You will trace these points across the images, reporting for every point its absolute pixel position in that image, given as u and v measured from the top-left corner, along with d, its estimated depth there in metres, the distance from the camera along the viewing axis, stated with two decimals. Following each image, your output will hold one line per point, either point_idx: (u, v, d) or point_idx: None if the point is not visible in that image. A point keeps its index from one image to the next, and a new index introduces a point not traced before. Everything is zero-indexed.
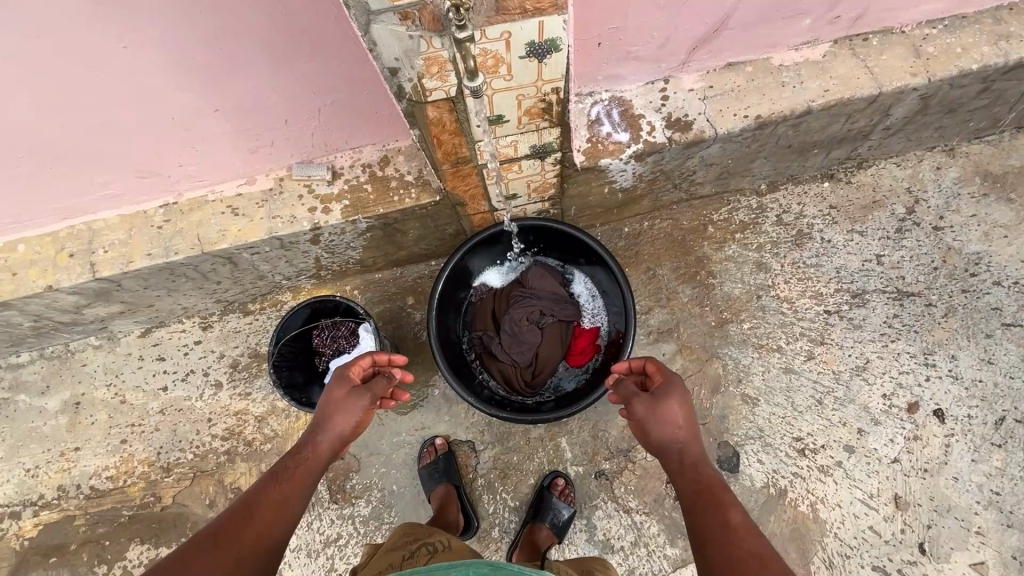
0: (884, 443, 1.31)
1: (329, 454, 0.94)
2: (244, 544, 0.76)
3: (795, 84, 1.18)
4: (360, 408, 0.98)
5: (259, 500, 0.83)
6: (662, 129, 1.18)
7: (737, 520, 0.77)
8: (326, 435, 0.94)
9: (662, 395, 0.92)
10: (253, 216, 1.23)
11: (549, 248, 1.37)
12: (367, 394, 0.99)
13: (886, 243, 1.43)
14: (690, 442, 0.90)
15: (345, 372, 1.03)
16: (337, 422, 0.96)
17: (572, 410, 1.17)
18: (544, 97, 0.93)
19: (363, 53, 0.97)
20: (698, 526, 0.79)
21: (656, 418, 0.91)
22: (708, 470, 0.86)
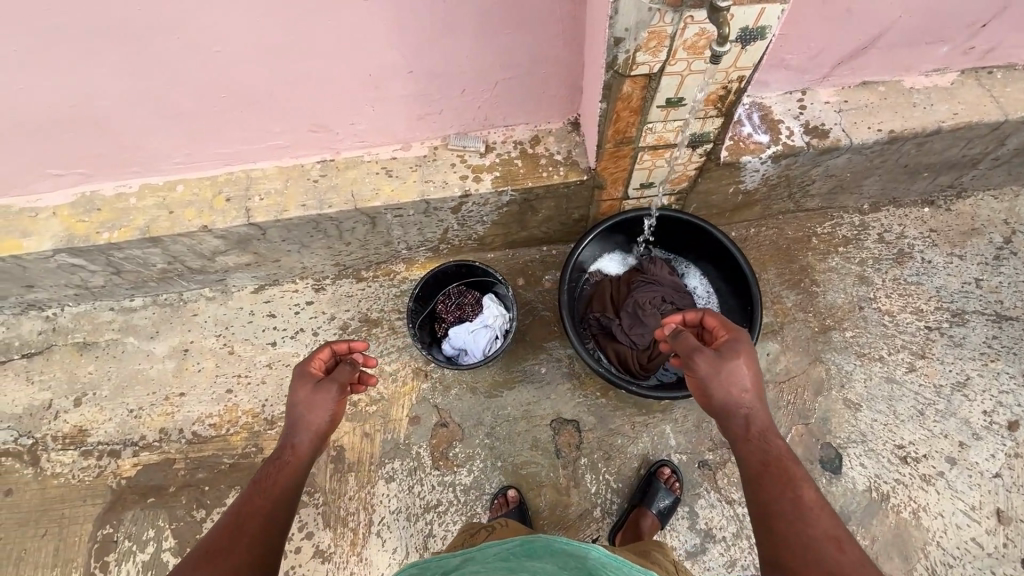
0: (986, 458, 1.34)
1: (309, 453, 0.95)
2: (236, 563, 0.77)
3: (925, 105, 1.27)
4: (331, 402, 0.98)
5: (241, 521, 0.83)
6: (800, 134, 1.27)
7: (807, 495, 0.80)
8: (302, 437, 0.95)
9: (729, 358, 0.92)
10: (406, 178, 1.30)
11: (670, 241, 1.44)
12: (334, 385, 0.99)
13: (985, 268, 1.50)
14: (755, 407, 0.90)
15: (305, 371, 1.03)
16: (311, 420, 0.96)
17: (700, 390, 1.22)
18: (727, 85, 1.01)
19: (561, 31, 1.06)
20: (764, 496, 0.82)
21: (724, 382, 0.91)
22: (775, 440, 0.88)
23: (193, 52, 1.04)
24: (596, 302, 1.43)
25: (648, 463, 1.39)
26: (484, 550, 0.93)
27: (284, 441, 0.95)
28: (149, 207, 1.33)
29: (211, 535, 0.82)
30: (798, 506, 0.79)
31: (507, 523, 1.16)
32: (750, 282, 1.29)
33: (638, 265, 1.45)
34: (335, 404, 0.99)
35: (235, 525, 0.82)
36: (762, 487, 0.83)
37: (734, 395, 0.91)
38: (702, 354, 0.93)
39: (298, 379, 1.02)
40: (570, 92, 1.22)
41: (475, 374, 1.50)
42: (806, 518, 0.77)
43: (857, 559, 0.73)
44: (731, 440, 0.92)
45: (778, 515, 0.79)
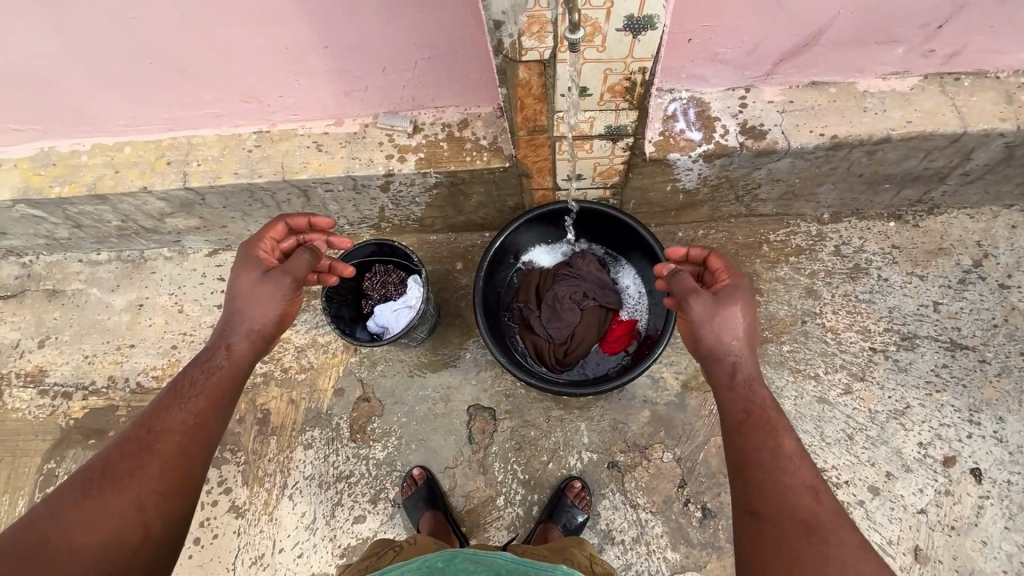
0: (913, 491, 1.27)
1: (248, 351, 0.94)
2: (148, 477, 0.78)
3: (877, 110, 1.18)
4: (284, 298, 0.96)
5: (158, 429, 0.82)
6: (735, 134, 1.20)
7: (786, 446, 0.80)
8: (239, 335, 0.94)
9: (724, 302, 0.92)
10: (334, 154, 1.32)
11: (603, 235, 1.40)
12: (288, 279, 0.96)
13: (946, 292, 1.40)
14: (744, 354, 0.90)
15: (252, 254, 1.01)
16: (253, 313, 0.95)
17: (600, 390, 1.20)
18: (630, 76, 0.97)
19: (469, 13, 1.04)
20: (743, 445, 0.82)
21: (716, 330, 0.91)
22: (760, 389, 0.88)
23: (112, 19, 1.05)
24: (521, 292, 1.41)
25: (558, 458, 1.39)
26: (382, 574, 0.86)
27: (222, 335, 0.94)
28: (98, 166, 1.40)
29: (127, 436, 0.82)
30: (776, 456, 0.79)
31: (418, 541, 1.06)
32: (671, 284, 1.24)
33: (569, 258, 1.42)
34: (283, 300, 0.97)
35: (155, 429, 0.82)
36: (743, 436, 0.83)
37: (723, 340, 0.91)
38: (698, 296, 0.93)
39: (247, 261, 1.00)
40: (494, 77, 1.21)
41: (401, 353, 1.52)
42: (786, 467, 0.78)
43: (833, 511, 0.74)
44: (713, 389, 0.92)
45: (755, 463, 0.79)
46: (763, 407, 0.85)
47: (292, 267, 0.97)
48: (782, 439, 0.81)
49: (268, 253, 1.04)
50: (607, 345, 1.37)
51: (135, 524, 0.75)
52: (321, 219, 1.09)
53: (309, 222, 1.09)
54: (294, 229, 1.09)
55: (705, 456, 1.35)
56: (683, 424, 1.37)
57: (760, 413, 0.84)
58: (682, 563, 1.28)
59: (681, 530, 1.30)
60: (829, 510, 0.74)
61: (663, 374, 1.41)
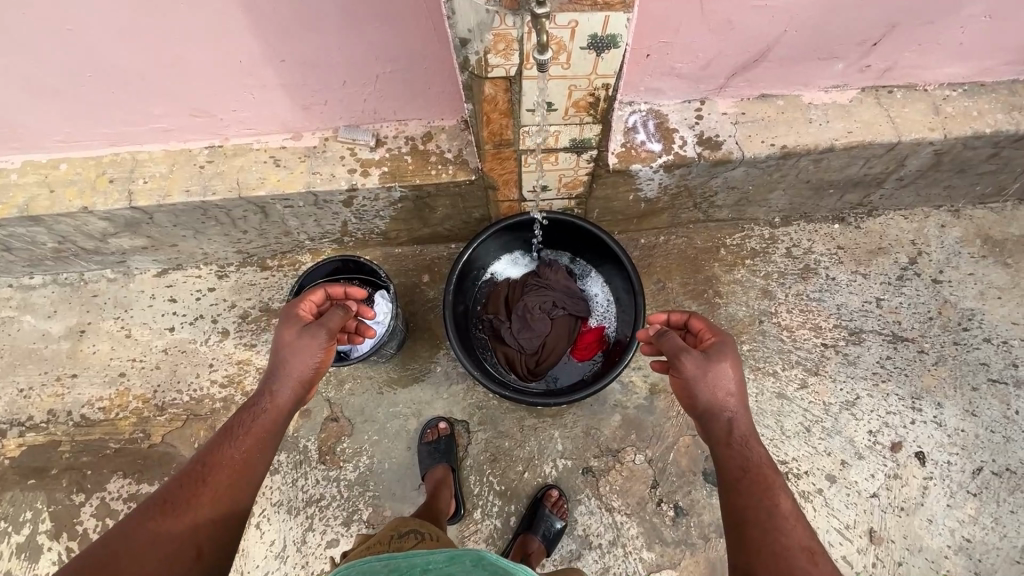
0: (865, 477, 1.35)
1: (290, 399, 0.96)
2: (200, 511, 0.81)
3: (821, 122, 1.26)
4: (319, 349, 1.00)
5: (215, 466, 0.86)
6: (693, 145, 1.25)
7: (781, 502, 0.85)
8: (285, 384, 0.96)
9: (716, 358, 0.98)
10: (294, 169, 1.28)
11: (571, 245, 1.42)
12: (322, 330, 1.01)
13: (887, 288, 1.50)
14: (739, 412, 0.96)
15: (295, 313, 1.04)
16: (293, 364, 0.98)
17: (572, 399, 1.21)
18: (594, 92, 0.99)
19: (430, 27, 1.03)
20: (742, 500, 0.86)
21: (710, 386, 0.97)
22: (755, 446, 0.93)
23: (46, 31, 0.98)
24: (490, 302, 1.41)
25: (533, 467, 1.39)
26: (408, 559, 0.92)
27: (266, 381, 0.97)
28: (30, 185, 1.29)
29: (183, 472, 0.85)
30: (773, 513, 0.83)
31: (439, 538, 1.09)
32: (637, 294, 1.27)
33: (537, 267, 1.43)
34: (322, 350, 1.00)
35: (212, 464, 0.86)
36: (740, 491, 0.88)
37: (718, 396, 0.96)
38: (690, 354, 0.98)
39: (290, 319, 1.04)
40: (457, 90, 1.20)
41: (369, 369, 1.48)
42: (781, 525, 0.82)
43: (827, 570, 0.78)
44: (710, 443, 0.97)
45: (752, 517, 0.84)
46: (758, 464, 0.90)
47: (329, 322, 1.03)
48: (776, 497, 0.85)
49: (308, 314, 1.08)
50: (576, 353, 1.39)
51: (189, 554, 0.78)
52: (355, 288, 1.16)
53: (344, 289, 1.16)
54: (332, 296, 1.15)
55: (675, 456, 1.39)
56: (653, 427, 1.41)
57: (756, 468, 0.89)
58: (657, 562, 1.31)
59: (655, 530, 1.34)
60: (824, 572, 0.76)
61: (632, 378, 1.45)
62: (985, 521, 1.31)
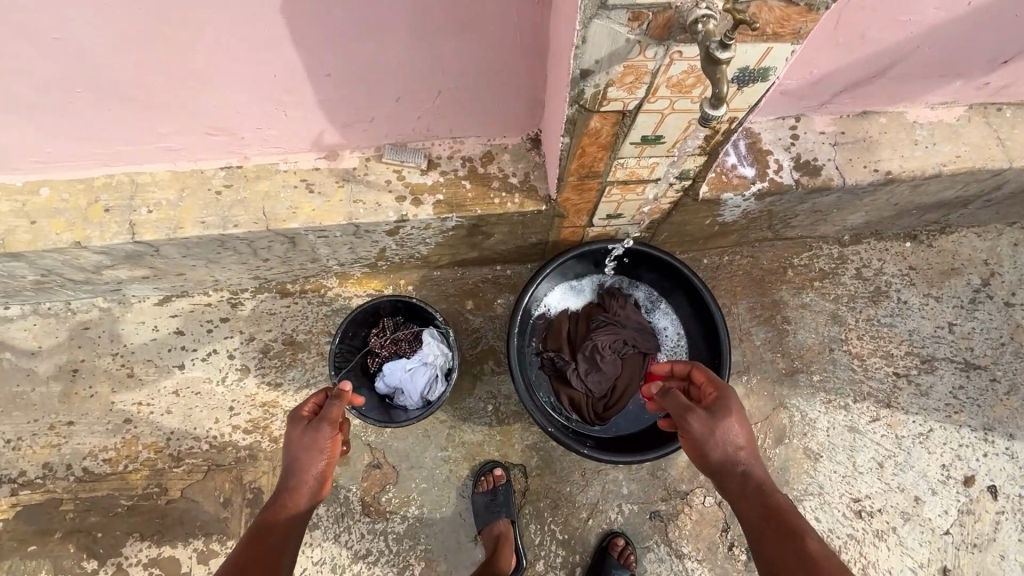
0: (939, 513, 1.31)
1: (305, 502, 0.85)
2: None
3: (928, 143, 1.13)
4: (325, 441, 0.88)
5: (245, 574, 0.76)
6: (789, 170, 1.11)
7: (818, 554, 0.75)
8: (295, 487, 0.85)
9: (719, 413, 0.90)
10: (331, 196, 1.09)
11: (639, 273, 1.31)
12: (324, 424, 0.89)
13: (959, 312, 1.43)
14: (753, 462, 0.87)
15: (298, 409, 0.94)
16: (302, 465, 0.86)
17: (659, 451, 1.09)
18: (715, 125, 0.83)
19: (513, 36, 0.84)
20: (772, 559, 0.78)
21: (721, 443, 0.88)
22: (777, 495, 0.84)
23: (18, 35, 0.76)
24: (550, 338, 1.28)
25: (597, 513, 1.30)
26: None
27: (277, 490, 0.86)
28: (4, 214, 1.07)
29: None
30: (805, 563, 0.75)
31: None
32: (720, 332, 1.19)
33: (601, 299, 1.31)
34: (329, 442, 0.88)
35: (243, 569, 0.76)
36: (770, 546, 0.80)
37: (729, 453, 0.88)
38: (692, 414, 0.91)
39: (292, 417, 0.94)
40: (528, 105, 1.02)
41: None
42: (820, 574, 0.73)
43: None
44: (731, 502, 0.87)
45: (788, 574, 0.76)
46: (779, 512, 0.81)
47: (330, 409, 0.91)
48: (806, 542, 0.77)
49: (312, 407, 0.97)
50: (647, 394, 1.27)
51: None
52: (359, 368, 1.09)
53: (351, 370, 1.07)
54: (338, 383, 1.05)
55: None
56: None
57: (778, 518, 0.80)
58: None
59: None
60: None
61: None
62: None
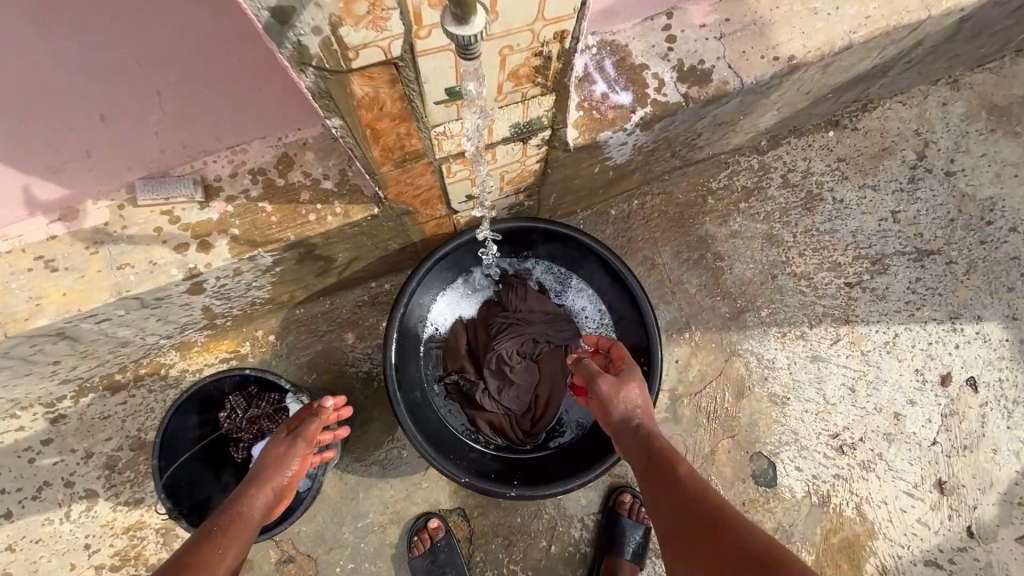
0: (923, 424, 1.18)
1: (263, 511, 0.75)
2: None
3: (830, 9, 0.91)
4: (295, 456, 0.81)
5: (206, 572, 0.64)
6: (673, 84, 0.87)
7: (693, 484, 0.65)
8: (262, 491, 0.76)
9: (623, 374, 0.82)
10: (84, 269, 0.79)
11: (534, 251, 1.09)
12: (299, 438, 0.82)
13: (900, 197, 1.26)
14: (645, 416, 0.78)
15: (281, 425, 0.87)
16: (265, 473, 0.78)
17: (598, 470, 0.91)
18: (541, 49, 0.58)
19: None
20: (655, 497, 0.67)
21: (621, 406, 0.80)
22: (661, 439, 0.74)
23: None
24: (448, 358, 1.05)
25: (559, 537, 1.11)
26: None
27: (241, 492, 0.76)
28: None
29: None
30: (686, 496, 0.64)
31: None
32: (640, 299, 0.98)
33: (498, 294, 1.09)
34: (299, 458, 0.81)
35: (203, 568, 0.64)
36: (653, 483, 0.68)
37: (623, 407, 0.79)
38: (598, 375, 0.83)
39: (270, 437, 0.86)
40: (290, 90, 0.77)
41: None
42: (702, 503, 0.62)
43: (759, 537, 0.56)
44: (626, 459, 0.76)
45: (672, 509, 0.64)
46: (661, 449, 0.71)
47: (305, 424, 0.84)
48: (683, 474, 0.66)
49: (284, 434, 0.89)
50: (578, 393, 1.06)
51: None
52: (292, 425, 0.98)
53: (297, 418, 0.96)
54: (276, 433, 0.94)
55: (717, 467, 1.15)
56: (683, 441, 1.15)
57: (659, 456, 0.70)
58: None
59: None
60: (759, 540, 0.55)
61: None
62: None
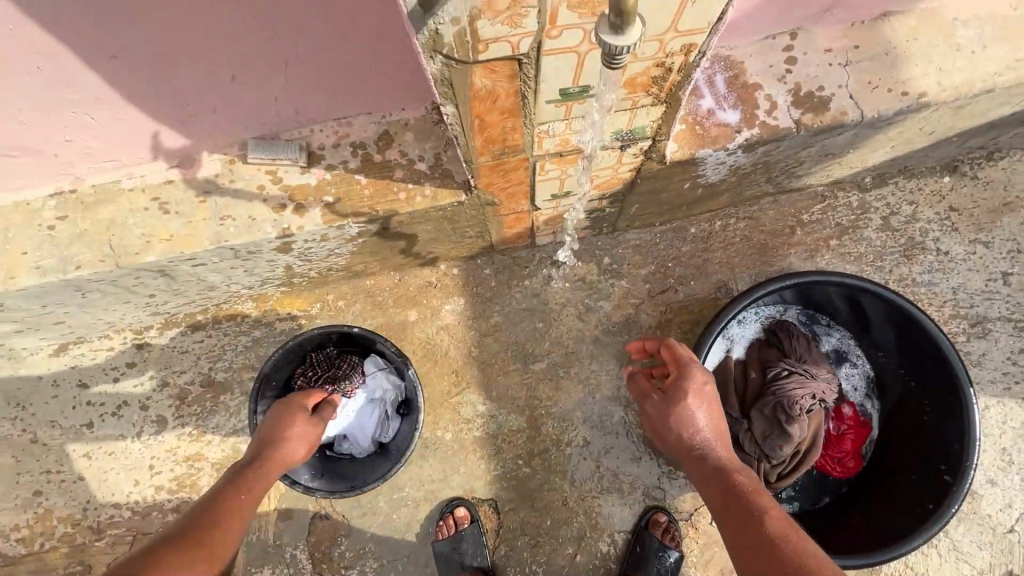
0: (1000, 508, 1.08)
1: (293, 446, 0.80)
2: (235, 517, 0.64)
3: (974, 48, 0.84)
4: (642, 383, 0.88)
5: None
6: (786, 109, 0.83)
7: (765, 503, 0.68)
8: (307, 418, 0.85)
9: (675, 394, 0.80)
10: (193, 215, 0.85)
11: (848, 320, 1.08)
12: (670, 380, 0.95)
13: (1015, 258, 1.15)
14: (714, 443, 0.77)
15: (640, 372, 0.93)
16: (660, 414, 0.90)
17: (900, 550, 0.89)
18: (664, 61, 0.57)
19: None
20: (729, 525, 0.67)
21: (672, 417, 0.79)
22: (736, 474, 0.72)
23: None
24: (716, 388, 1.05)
25: (586, 547, 1.10)
26: None
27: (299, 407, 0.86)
28: None
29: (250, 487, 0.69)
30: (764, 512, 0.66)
31: None
32: (954, 367, 0.93)
33: (778, 336, 1.06)
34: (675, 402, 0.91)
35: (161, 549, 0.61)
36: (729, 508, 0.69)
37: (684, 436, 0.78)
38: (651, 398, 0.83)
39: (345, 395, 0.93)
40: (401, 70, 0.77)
41: None
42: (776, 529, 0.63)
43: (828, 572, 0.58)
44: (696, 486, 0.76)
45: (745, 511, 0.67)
46: (736, 488, 0.70)
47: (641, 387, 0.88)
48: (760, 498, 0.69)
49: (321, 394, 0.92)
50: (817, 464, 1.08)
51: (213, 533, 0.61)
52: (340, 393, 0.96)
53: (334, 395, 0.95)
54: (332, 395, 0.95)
55: None
56: None
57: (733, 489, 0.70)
58: None
59: None
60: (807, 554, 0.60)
61: None
62: None
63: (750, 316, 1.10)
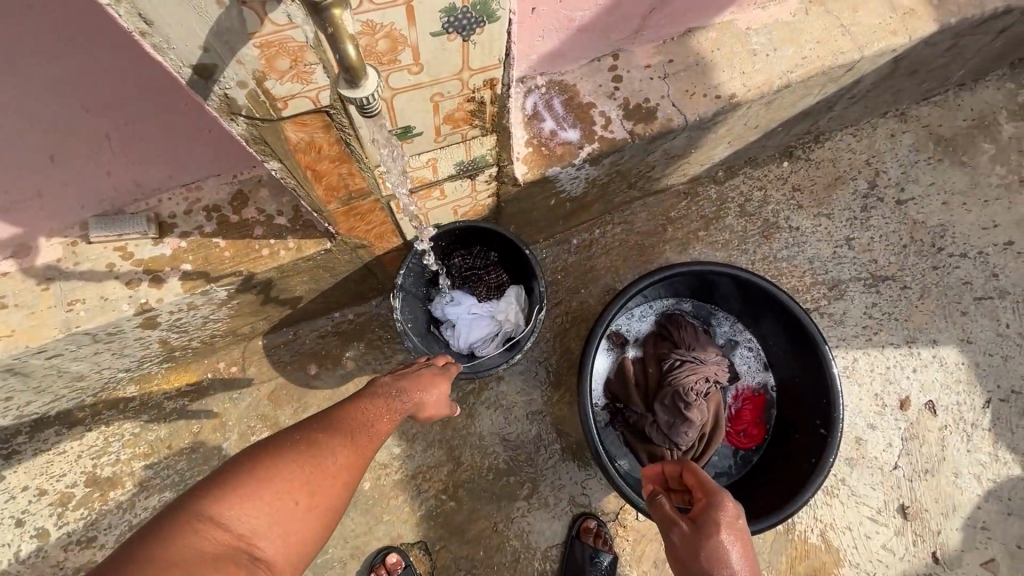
0: (884, 448, 1.19)
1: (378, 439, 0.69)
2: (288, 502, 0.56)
3: (768, 51, 0.95)
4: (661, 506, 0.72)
5: (269, 452, 0.58)
6: (620, 122, 0.90)
7: None
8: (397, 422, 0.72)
9: (706, 522, 0.62)
10: (35, 305, 0.79)
11: (722, 301, 1.16)
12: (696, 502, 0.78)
13: (854, 224, 1.30)
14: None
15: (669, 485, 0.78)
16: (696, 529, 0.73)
17: (796, 505, 0.96)
18: (473, 95, 0.61)
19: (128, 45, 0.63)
20: None
21: (699, 548, 0.60)
22: None
23: None
24: (619, 389, 1.10)
25: (522, 569, 1.10)
26: None
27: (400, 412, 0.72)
28: None
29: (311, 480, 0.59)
30: None
31: None
32: (807, 326, 1.02)
33: (664, 328, 1.13)
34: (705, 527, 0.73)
35: (311, 445, 0.60)
36: None
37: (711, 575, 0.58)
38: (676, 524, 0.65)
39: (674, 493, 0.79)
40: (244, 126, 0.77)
41: None
42: None
43: None
44: None
45: None
46: None
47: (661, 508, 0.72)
48: None
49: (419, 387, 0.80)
50: (730, 440, 1.13)
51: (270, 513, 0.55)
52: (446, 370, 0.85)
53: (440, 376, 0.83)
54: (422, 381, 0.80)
55: None
56: None
57: None
58: None
59: None
60: None
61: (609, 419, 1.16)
62: (1005, 454, 1.19)
63: (635, 314, 1.16)
